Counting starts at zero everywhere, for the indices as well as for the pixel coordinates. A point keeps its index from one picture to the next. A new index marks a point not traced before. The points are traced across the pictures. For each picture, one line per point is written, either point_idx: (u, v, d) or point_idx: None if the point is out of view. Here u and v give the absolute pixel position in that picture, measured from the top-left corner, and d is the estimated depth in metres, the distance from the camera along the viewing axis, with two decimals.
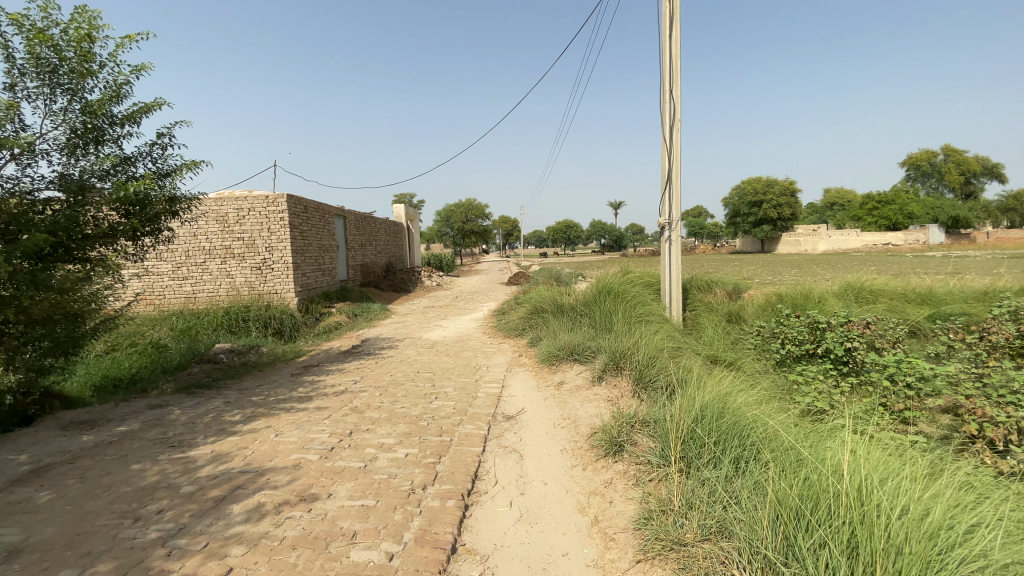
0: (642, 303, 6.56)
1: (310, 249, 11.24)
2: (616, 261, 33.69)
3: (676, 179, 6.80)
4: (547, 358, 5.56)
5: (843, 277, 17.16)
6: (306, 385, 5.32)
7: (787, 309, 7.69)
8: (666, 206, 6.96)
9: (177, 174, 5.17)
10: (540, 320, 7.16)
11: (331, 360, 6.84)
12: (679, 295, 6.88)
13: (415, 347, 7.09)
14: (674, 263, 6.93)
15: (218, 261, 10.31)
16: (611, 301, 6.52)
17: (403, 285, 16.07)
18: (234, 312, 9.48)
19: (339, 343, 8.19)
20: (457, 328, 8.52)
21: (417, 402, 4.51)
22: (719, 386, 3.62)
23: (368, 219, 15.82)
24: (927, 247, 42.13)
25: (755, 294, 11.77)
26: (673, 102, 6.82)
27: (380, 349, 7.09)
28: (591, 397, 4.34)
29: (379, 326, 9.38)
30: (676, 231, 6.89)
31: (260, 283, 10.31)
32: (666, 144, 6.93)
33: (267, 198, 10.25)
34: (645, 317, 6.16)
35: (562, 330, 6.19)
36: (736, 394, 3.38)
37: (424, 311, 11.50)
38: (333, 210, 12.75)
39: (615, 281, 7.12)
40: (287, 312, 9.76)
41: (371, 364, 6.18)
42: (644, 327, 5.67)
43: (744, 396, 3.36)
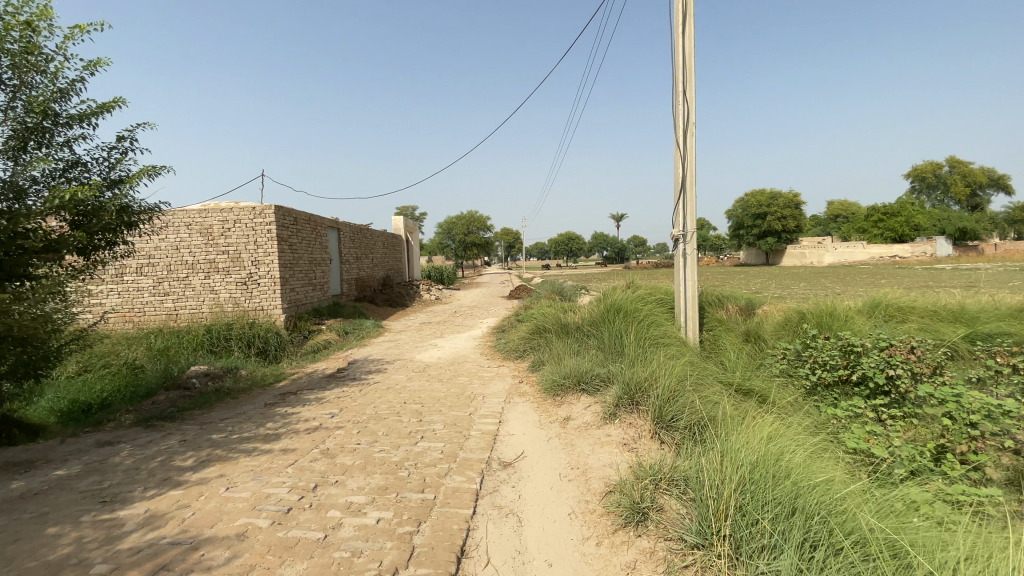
0: (655, 323, 5.94)
1: (300, 263, 10.64)
2: (619, 275, 33.14)
3: (691, 187, 6.21)
4: (550, 386, 4.93)
5: (858, 291, 16.47)
6: (277, 419, 4.70)
7: (813, 328, 7.04)
8: (680, 217, 6.36)
9: (135, 179, 4.61)
10: (542, 341, 6.52)
11: (313, 386, 6.23)
12: (696, 314, 6.25)
13: (405, 371, 6.47)
14: (689, 278, 6.31)
15: (201, 276, 9.74)
16: (621, 322, 5.90)
17: (400, 300, 15.52)
18: (216, 330, 8.87)
19: (324, 365, 7.56)
20: (452, 348, 7.88)
21: (399, 444, 3.87)
22: (762, 433, 3.00)
23: (365, 231, 15.27)
24: (937, 259, 41.35)
25: (770, 309, 11.08)
26: (686, 104, 6.26)
27: (366, 373, 6.47)
28: (602, 439, 3.70)
29: (370, 346, 8.74)
30: (691, 244, 6.27)
31: (246, 299, 9.71)
32: (679, 149, 6.36)
33: (254, 209, 9.72)
34: (660, 339, 5.53)
35: (568, 354, 5.55)
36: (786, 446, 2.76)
37: (419, 328, 10.87)
38: (325, 221, 12.21)
39: (625, 298, 6.50)
40: (273, 330, 9.14)
41: (354, 393, 5.55)
42: (659, 351, 5.05)
43: (796, 449, 2.75)
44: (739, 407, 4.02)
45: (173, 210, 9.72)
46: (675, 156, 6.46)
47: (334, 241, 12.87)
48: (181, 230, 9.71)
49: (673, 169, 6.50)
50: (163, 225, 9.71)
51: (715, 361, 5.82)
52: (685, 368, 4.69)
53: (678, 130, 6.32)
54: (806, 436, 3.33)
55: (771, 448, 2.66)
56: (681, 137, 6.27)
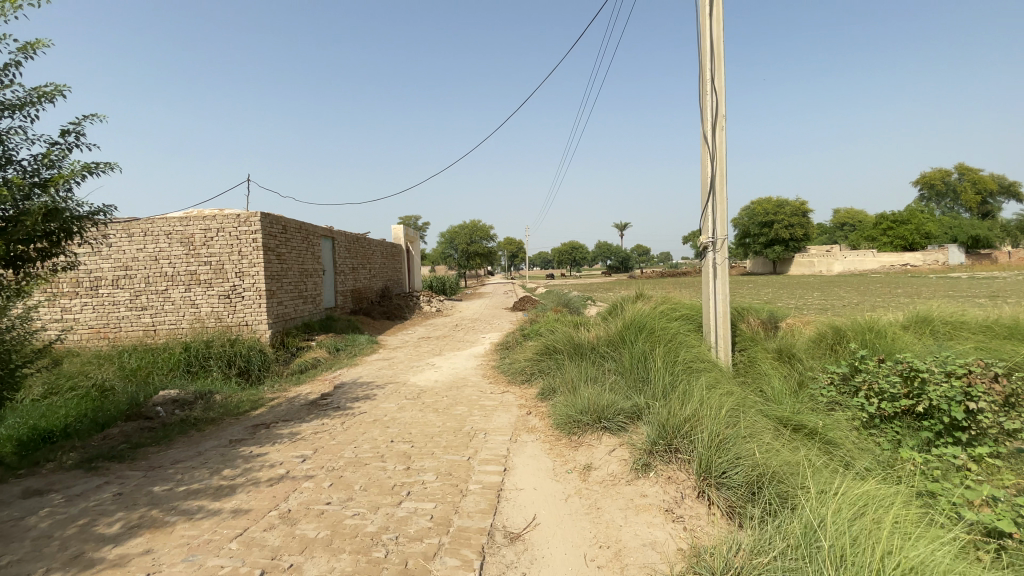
0: (684, 343, 5.15)
1: (289, 275, 9.89)
2: (625, 285, 32.38)
3: (721, 188, 5.44)
4: (564, 422, 4.15)
5: (879, 305, 15.61)
6: (237, 465, 3.92)
7: (858, 347, 6.20)
8: (709, 223, 5.59)
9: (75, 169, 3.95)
10: (551, 363, 5.71)
11: (291, 415, 5.48)
12: (729, 333, 5.45)
13: (397, 397, 5.69)
14: (720, 292, 5.53)
15: (182, 289, 9.02)
16: (645, 343, 5.10)
17: (399, 312, 14.76)
18: (195, 349, 8.13)
19: (307, 389, 6.78)
20: (451, 368, 7.08)
21: (379, 505, 3.08)
22: (866, 524, 2.31)
23: (361, 240, 14.53)
24: (948, 268, 40.38)
25: (797, 324, 10.18)
26: (715, 95, 5.50)
27: (351, 400, 5.68)
28: (637, 503, 2.92)
29: (361, 366, 7.94)
30: (723, 254, 5.49)
31: (229, 314, 8.95)
32: (707, 146, 5.60)
33: (238, 216, 8.97)
34: (693, 364, 4.74)
35: (583, 381, 4.76)
36: (908, 553, 2.05)
37: (416, 344, 10.06)
38: (318, 230, 11.49)
39: (647, 315, 5.72)
40: (258, 347, 8.37)
41: (334, 427, 4.76)
42: (695, 381, 4.27)
43: (929, 555, 2.06)
44: (806, 458, 3.29)
45: (152, 218, 9.06)
46: (703, 153, 5.70)
47: (327, 251, 12.12)
48: (160, 239, 9.04)
49: (700, 168, 5.74)
50: (142, 234, 9.05)
51: (754, 386, 5.04)
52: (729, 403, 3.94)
53: (705, 124, 5.56)
54: (908, 510, 2.63)
55: (897, 562, 1.98)
56: (709, 133, 5.52)
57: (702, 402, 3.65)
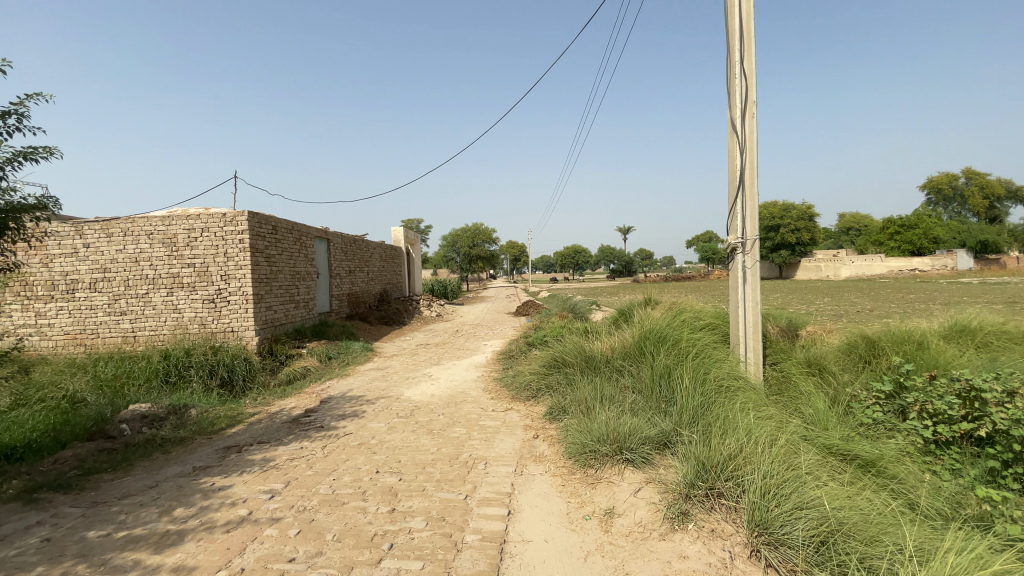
0: (711, 356, 4.55)
1: (280, 278, 9.30)
2: (629, 290, 31.76)
3: (752, 182, 4.85)
4: (578, 450, 3.56)
5: (896, 313, 14.93)
6: (193, 503, 3.34)
7: (903, 361, 5.56)
8: (738, 222, 5.00)
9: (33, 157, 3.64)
10: (561, 377, 5.10)
11: (269, 436, 4.90)
12: (759, 345, 4.86)
13: (388, 415, 5.10)
14: (750, 300, 4.95)
15: (163, 293, 8.47)
16: (668, 357, 4.51)
17: (398, 317, 14.19)
18: (176, 358, 7.55)
19: (291, 403, 6.19)
20: (449, 381, 6.46)
21: (352, 563, 2.48)
22: None
23: (359, 242, 13.97)
24: (958, 273, 39.52)
25: (820, 333, 9.51)
26: (745, 78, 4.92)
27: (336, 419, 5.09)
28: (678, 568, 2.32)
29: (352, 376, 7.34)
30: (752, 257, 4.91)
31: (213, 319, 8.36)
32: (735, 135, 5.03)
33: (225, 215, 8.39)
34: (723, 382, 4.15)
35: (599, 401, 4.18)
36: None
37: (414, 352, 9.45)
38: (313, 231, 10.92)
39: (666, 324, 5.13)
40: (243, 356, 7.78)
41: (313, 453, 4.17)
42: (730, 404, 3.68)
43: None
44: (879, 506, 2.71)
45: (133, 217, 8.52)
46: (730, 144, 5.11)
47: (322, 253, 11.54)
48: (141, 240, 8.49)
49: (728, 160, 5.15)
50: (122, 234, 8.51)
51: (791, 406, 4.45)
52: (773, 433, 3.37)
53: (734, 111, 4.98)
54: None
55: None
56: (738, 121, 4.93)
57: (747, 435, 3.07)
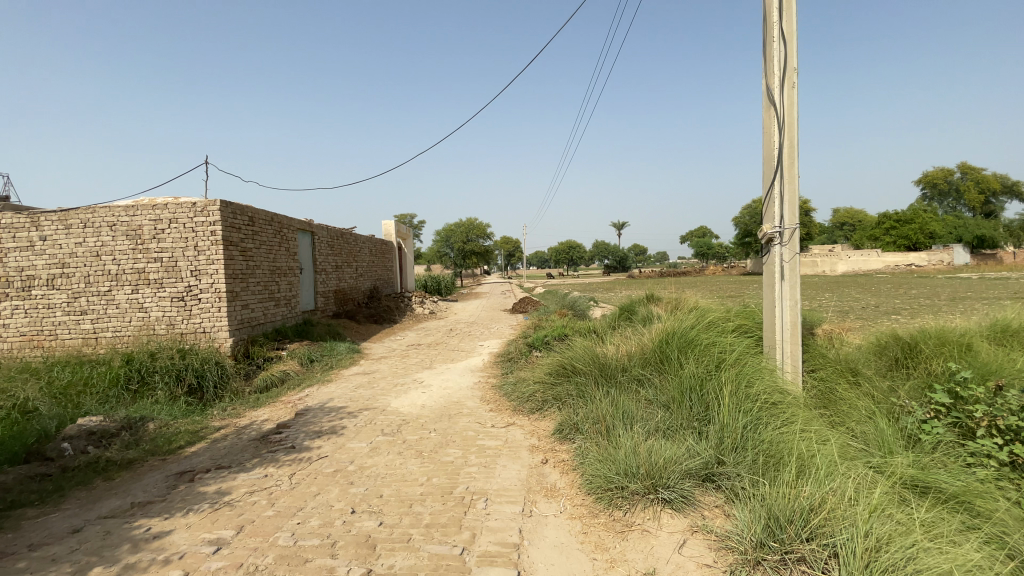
0: (748, 362, 3.92)
1: (258, 273, 8.54)
2: (626, 285, 31.18)
3: (793, 163, 4.19)
4: (601, 485, 2.91)
5: (906, 311, 14.37)
6: (117, 560, 2.63)
7: (959, 365, 4.89)
8: (775, 208, 4.34)
9: None
10: (570, 388, 4.42)
11: (232, 458, 4.20)
12: (799, 351, 4.23)
13: (370, 433, 4.40)
14: (789, 299, 4.29)
15: (128, 291, 7.71)
16: (698, 367, 3.85)
17: (388, 315, 13.46)
18: (140, 362, 6.84)
19: (263, 415, 5.47)
20: (442, 389, 5.77)
21: None
22: None
23: (347, 235, 13.22)
24: (955, 269, 39.29)
25: (840, 332, 8.84)
26: (784, 43, 4.25)
27: (310, 437, 4.38)
28: None
29: (334, 383, 6.61)
30: (792, 248, 4.25)
31: (183, 319, 7.61)
32: (773, 109, 4.36)
33: (194, 204, 7.62)
34: (769, 398, 3.49)
35: (621, 420, 3.53)
36: None
37: (403, 354, 8.72)
38: (296, 223, 10.14)
39: (691, 327, 4.47)
40: (214, 359, 7.05)
41: (278, 485, 3.46)
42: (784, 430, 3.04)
43: None
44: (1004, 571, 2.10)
45: (94, 207, 7.75)
46: (766, 120, 4.45)
47: (306, 246, 10.78)
48: (103, 231, 7.71)
49: (763, 139, 4.48)
50: (81, 226, 7.73)
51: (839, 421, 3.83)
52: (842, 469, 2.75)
53: (771, 80, 4.31)
54: None
55: None
56: (777, 92, 4.26)
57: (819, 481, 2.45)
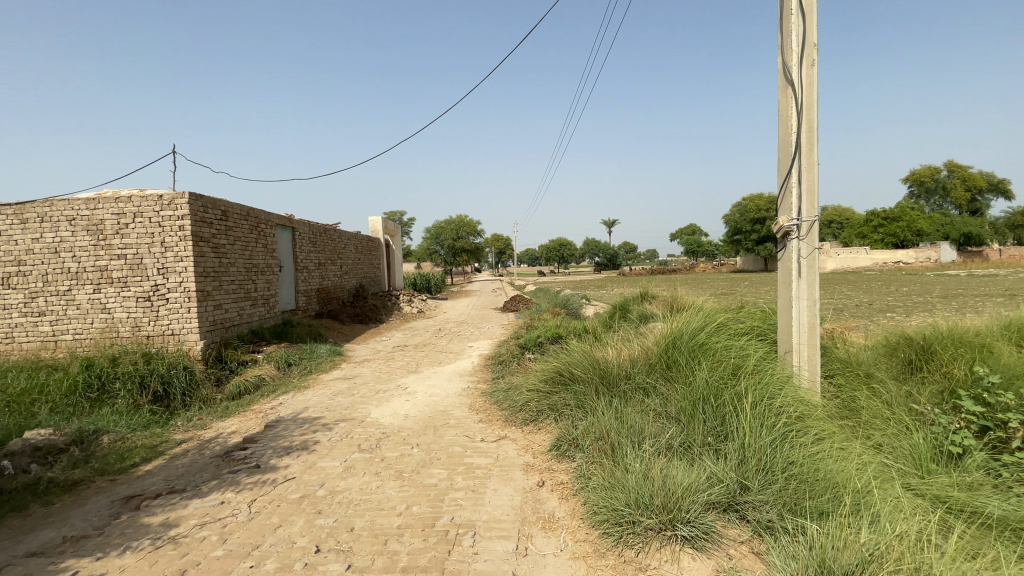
0: (765, 369, 3.54)
1: (233, 271, 8.01)
2: (618, 283, 30.89)
3: (812, 149, 3.81)
4: (608, 519, 2.51)
5: (900, 309, 14.17)
6: None
7: (985, 368, 4.54)
8: (792, 198, 3.95)
9: None
10: (568, 397, 4.00)
11: (189, 480, 3.73)
12: (817, 355, 3.86)
13: (346, 449, 3.95)
14: (807, 298, 3.91)
15: (89, 290, 7.15)
16: (711, 375, 3.46)
17: (375, 314, 12.96)
18: (100, 368, 6.30)
19: (231, 427, 4.98)
20: (428, 396, 5.33)
21: None
22: None
23: (330, 231, 12.68)
24: (942, 265, 39.49)
25: (844, 331, 8.52)
26: (803, 16, 3.86)
27: (278, 455, 3.92)
28: None
29: (312, 389, 6.12)
30: (811, 243, 3.87)
31: (149, 321, 7.08)
32: (790, 89, 3.96)
33: (161, 197, 7.08)
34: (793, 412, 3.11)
35: (628, 437, 3.13)
36: None
37: (388, 356, 8.23)
38: (274, 219, 9.61)
39: (699, 329, 4.08)
40: (181, 364, 6.56)
41: (234, 515, 3.00)
42: (814, 455, 2.66)
43: None
44: None
45: (51, 200, 7.17)
46: (782, 101, 4.05)
47: (286, 243, 10.25)
48: (62, 226, 7.14)
49: (779, 123, 4.08)
50: (39, 220, 7.16)
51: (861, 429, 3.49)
52: (887, 500, 2.38)
53: (788, 57, 3.92)
54: None
55: None
56: (795, 70, 3.87)
57: (874, 525, 2.07)
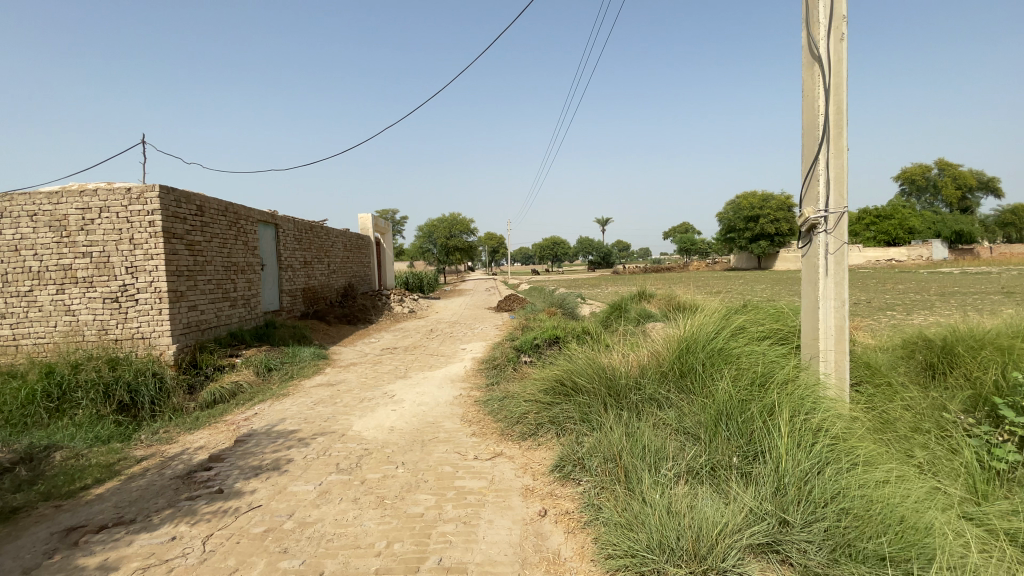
0: (795, 377, 3.16)
1: (209, 270, 7.51)
2: (613, 282, 30.51)
3: (841, 132, 3.42)
4: (624, 563, 2.12)
5: (903, 308, 13.85)
6: None
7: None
8: (818, 187, 3.55)
9: None
10: (571, 410, 3.59)
11: (141, 509, 3.28)
12: (846, 360, 3.50)
13: (322, 470, 3.51)
14: (834, 297, 3.53)
15: (52, 291, 6.60)
16: (734, 387, 3.05)
17: (364, 315, 12.48)
18: (61, 375, 5.81)
19: (198, 442, 4.53)
20: (416, 406, 4.90)
21: None
22: None
23: (317, 228, 12.18)
24: (935, 263, 39.51)
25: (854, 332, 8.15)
26: None
27: (245, 478, 3.48)
28: None
29: (291, 397, 5.66)
30: (840, 236, 3.48)
31: (117, 324, 6.57)
32: (817, 67, 3.56)
33: (128, 190, 6.56)
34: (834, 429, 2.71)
35: (642, 459, 2.74)
36: None
37: (375, 360, 7.77)
38: (256, 214, 9.11)
39: (718, 334, 3.68)
40: (151, 371, 6.08)
41: (183, 556, 2.56)
42: (868, 486, 2.26)
43: None
44: None
45: (9, 194, 6.63)
46: (808, 80, 3.65)
47: (269, 240, 9.76)
48: (21, 222, 6.60)
49: (804, 104, 3.69)
50: None
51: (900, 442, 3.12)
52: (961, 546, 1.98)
53: (815, 30, 3.52)
54: None
55: None
56: (821, 45, 3.48)
57: None
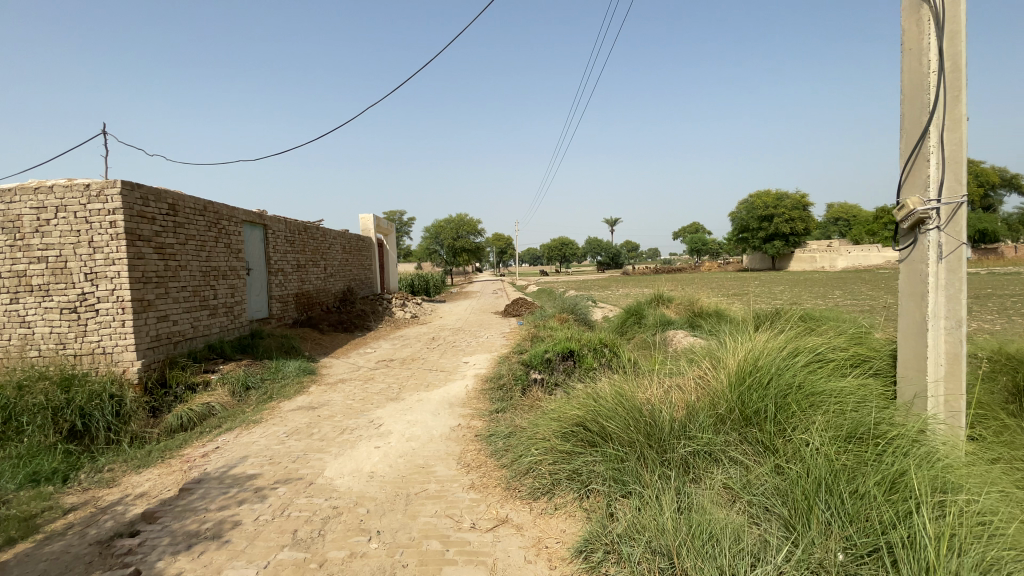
0: (913, 435, 2.31)
1: (184, 275, 6.78)
2: (623, 283, 29.49)
3: (960, 95, 2.65)
4: None
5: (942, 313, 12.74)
6: None
7: None
8: (928, 170, 2.76)
9: None
10: (597, 463, 2.74)
11: None
12: (963, 398, 2.65)
13: (274, 542, 2.68)
14: (948, 316, 2.67)
15: (5, 300, 5.84)
16: (831, 450, 2.22)
17: (361, 322, 11.69)
18: (4, 399, 4.96)
19: (141, 488, 3.72)
20: (404, 441, 4.08)
21: None
22: None
23: (311, 229, 11.42)
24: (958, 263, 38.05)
25: None
26: None
27: (174, 552, 2.66)
28: None
29: (263, 425, 4.85)
30: (958, 234, 2.65)
31: (76, 337, 5.80)
32: (924, 12, 2.79)
33: (88, 186, 5.79)
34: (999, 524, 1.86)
35: (711, 563, 1.89)
36: None
37: (368, 375, 6.94)
38: (241, 214, 8.37)
39: (790, 365, 2.83)
40: (108, 394, 5.27)
41: None
42: None
43: None
44: None
45: None
46: (911, 31, 2.89)
47: (257, 242, 9.00)
48: None
49: (907, 62, 2.93)
50: None
51: None
52: None
53: None
54: None
55: None
56: None
57: None
